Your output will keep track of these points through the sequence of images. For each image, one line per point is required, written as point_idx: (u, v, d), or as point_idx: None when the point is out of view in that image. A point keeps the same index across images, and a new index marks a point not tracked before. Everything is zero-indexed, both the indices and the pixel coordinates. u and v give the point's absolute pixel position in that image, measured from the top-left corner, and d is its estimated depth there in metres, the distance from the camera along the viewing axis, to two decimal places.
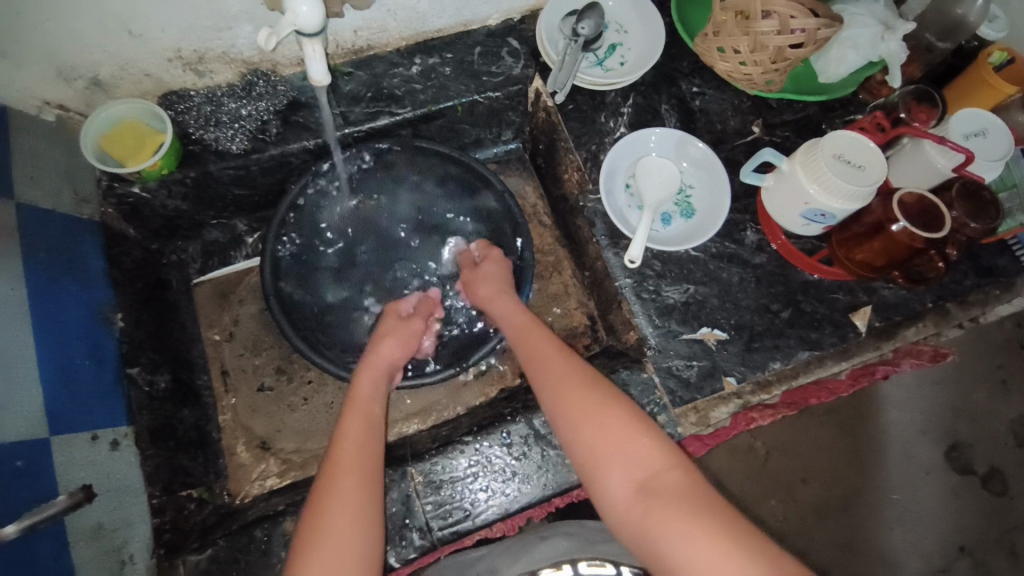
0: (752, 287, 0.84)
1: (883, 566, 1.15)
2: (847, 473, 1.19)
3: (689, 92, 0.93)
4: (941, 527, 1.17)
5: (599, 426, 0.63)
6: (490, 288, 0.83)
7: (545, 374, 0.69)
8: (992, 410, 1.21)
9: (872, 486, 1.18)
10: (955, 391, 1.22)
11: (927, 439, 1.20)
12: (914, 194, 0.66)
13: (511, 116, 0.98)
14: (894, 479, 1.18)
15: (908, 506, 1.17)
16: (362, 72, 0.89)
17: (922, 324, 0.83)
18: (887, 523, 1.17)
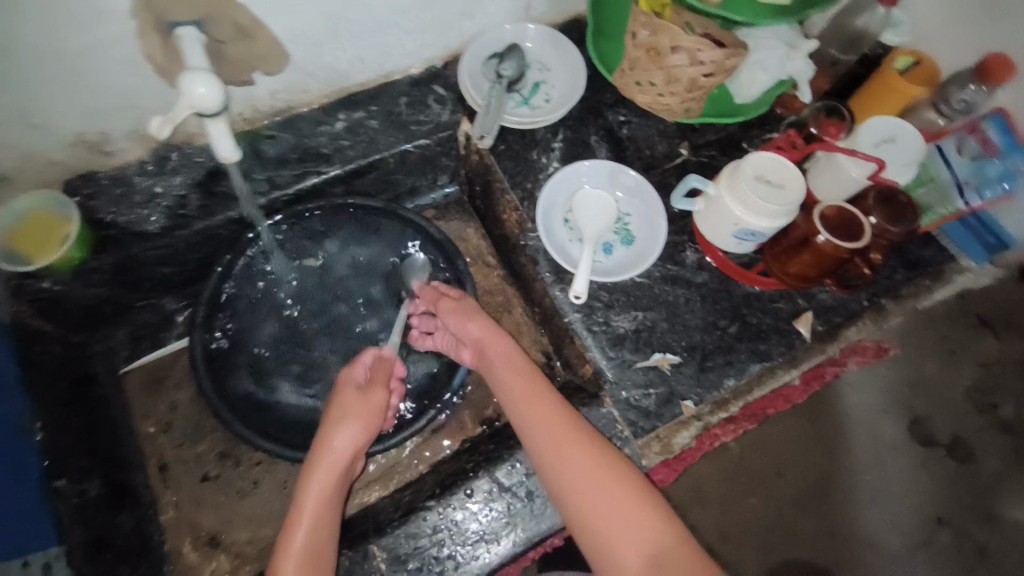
0: (699, 306, 0.86)
1: (865, 547, 1.12)
2: (817, 459, 1.15)
3: (616, 122, 0.95)
4: (913, 497, 1.13)
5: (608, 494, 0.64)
6: (479, 328, 0.79)
7: (551, 429, 0.69)
8: (946, 377, 1.16)
9: (841, 467, 1.15)
10: (909, 362, 1.17)
11: (889, 415, 1.16)
12: (834, 207, 0.69)
13: (444, 162, 0.98)
14: (863, 458, 1.15)
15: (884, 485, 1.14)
16: (286, 134, 0.85)
17: (863, 322, 0.86)
18: (861, 502, 1.14)
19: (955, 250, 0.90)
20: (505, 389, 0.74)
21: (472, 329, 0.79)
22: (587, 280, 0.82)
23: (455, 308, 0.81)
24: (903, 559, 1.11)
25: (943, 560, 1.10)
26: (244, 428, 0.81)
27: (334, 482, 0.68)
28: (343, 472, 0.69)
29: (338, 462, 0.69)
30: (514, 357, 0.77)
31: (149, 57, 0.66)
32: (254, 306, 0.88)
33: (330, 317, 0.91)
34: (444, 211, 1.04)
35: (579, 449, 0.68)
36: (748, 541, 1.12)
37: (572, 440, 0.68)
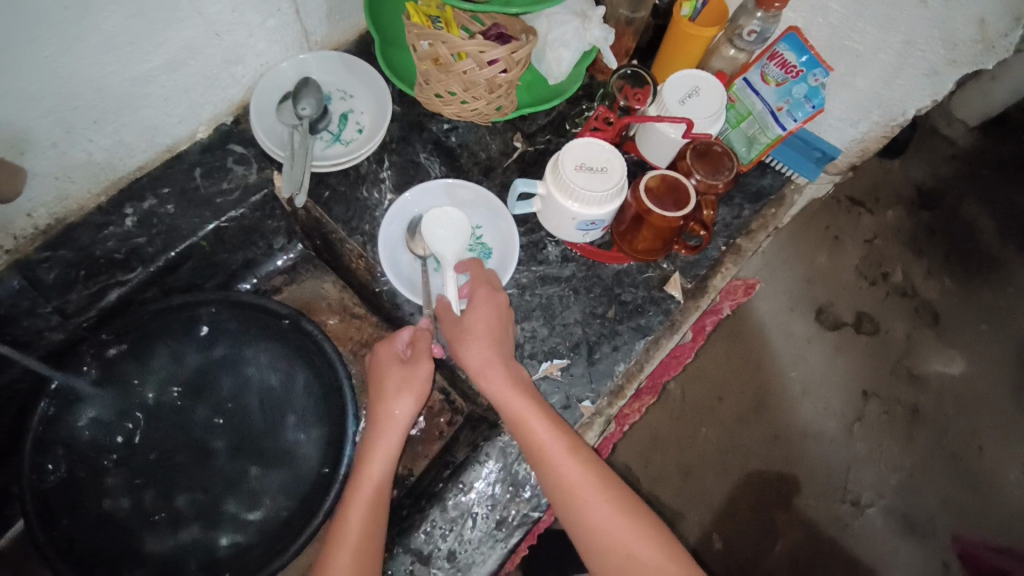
0: (573, 299, 0.83)
1: (809, 440, 1.25)
2: (750, 375, 1.27)
3: (442, 131, 0.90)
4: (839, 382, 1.28)
5: (603, 512, 0.64)
6: (472, 346, 0.70)
7: (547, 446, 0.66)
8: (835, 265, 1.33)
9: (772, 377, 1.27)
10: (802, 260, 1.33)
11: (798, 312, 1.30)
12: (656, 177, 0.67)
13: (272, 224, 0.88)
14: (788, 359, 1.28)
15: (808, 378, 1.28)
16: (64, 250, 0.74)
17: (726, 267, 0.87)
18: (796, 401, 1.27)
19: (788, 171, 0.93)
20: (517, 412, 0.67)
21: (468, 327, 0.71)
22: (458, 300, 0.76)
23: (480, 297, 0.73)
24: (845, 440, 1.26)
25: (879, 428, 1.26)
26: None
27: (373, 506, 0.66)
28: (378, 499, 0.67)
29: (372, 485, 0.67)
30: (495, 351, 0.71)
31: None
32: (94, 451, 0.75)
33: (190, 433, 0.79)
34: (294, 272, 0.94)
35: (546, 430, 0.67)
36: (707, 467, 1.22)
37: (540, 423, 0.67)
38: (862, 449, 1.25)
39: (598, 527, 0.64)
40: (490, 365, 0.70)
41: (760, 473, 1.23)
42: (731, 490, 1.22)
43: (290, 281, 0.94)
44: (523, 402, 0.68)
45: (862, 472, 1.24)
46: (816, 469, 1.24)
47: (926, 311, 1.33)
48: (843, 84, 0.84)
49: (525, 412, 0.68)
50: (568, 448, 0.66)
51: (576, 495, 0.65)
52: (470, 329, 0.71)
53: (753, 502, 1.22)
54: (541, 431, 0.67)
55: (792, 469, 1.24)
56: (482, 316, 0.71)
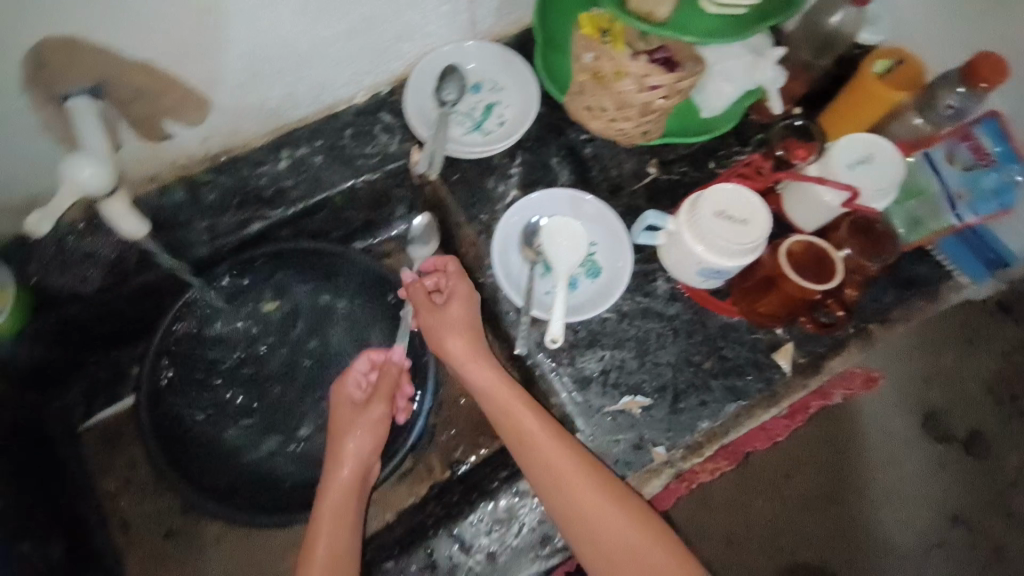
0: (671, 340, 0.80)
1: (874, 544, 1.15)
2: (830, 461, 1.17)
3: (579, 140, 0.90)
4: (930, 495, 1.15)
5: (581, 493, 0.67)
6: (452, 339, 0.77)
7: (574, 487, 0.67)
8: (961, 369, 1.18)
9: (854, 470, 1.17)
10: (925, 359, 1.18)
11: (901, 412, 1.18)
12: (801, 244, 0.62)
13: (400, 193, 0.92)
14: (878, 459, 1.17)
15: (892, 484, 1.16)
16: (224, 177, 0.81)
17: (848, 351, 0.80)
18: (874, 505, 1.16)
19: (950, 266, 0.84)
20: (501, 402, 0.74)
21: (454, 318, 0.78)
22: (563, 323, 0.76)
23: (461, 298, 0.79)
24: (918, 558, 1.13)
25: (958, 559, 1.13)
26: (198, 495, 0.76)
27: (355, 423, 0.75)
28: (392, 383, 0.77)
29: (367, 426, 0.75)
30: (473, 346, 0.77)
31: (47, 128, 0.63)
32: (207, 355, 0.84)
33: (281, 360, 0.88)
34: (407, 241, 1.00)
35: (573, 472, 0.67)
36: (754, 540, 1.14)
37: (565, 463, 0.68)
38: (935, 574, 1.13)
39: (576, 504, 0.67)
40: (473, 361, 0.76)
41: (807, 561, 1.14)
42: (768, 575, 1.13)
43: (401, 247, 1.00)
44: (507, 393, 0.73)
45: None
46: None
47: None
48: None
49: (508, 400, 0.73)
50: (546, 433, 0.70)
51: (558, 479, 0.68)
52: (450, 321, 0.78)
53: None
54: (520, 415, 0.72)
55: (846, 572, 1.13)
56: (460, 308, 0.78)
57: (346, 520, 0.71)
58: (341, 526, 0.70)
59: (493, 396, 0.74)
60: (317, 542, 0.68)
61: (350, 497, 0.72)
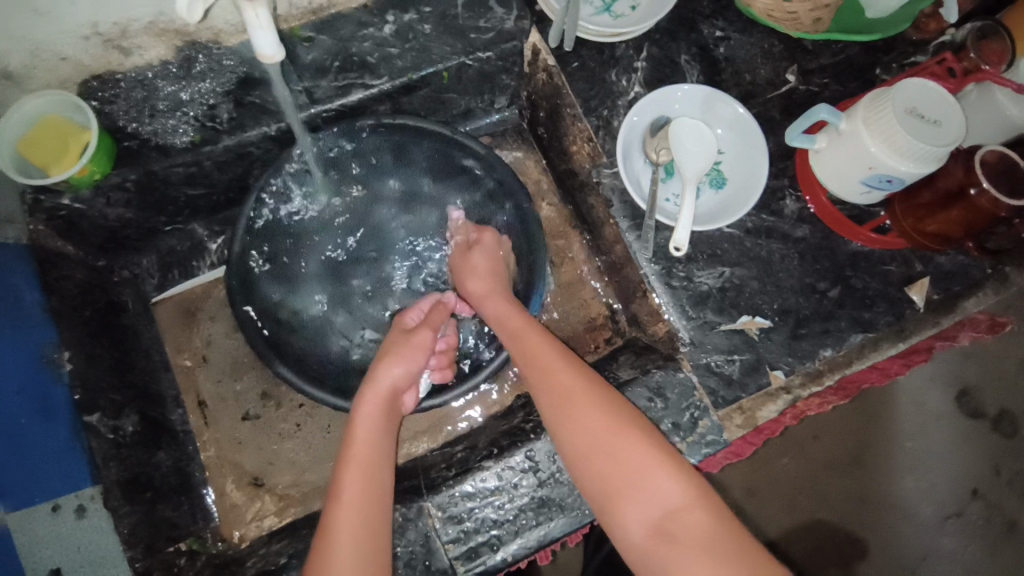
0: (796, 263, 0.74)
1: (896, 516, 1.13)
2: (856, 426, 1.15)
3: (712, 38, 0.80)
4: (953, 470, 1.13)
5: (592, 415, 0.60)
6: (478, 286, 0.73)
7: (601, 430, 0.59)
8: (1000, 350, 1.16)
9: (882, 437, 1.14)
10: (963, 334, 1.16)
11: (935, 385, 1.15)
12: (995, 153, 0.57)
13: (505, 80, 0.85)
14: (907, 428, 1.14)
15: (920, 453, 1.14)
16: (325, 36, 0.74)
17: (983, 292, 0.74)
18: (898, 471, 1.14)
19: None
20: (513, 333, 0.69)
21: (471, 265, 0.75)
22: (689, 230, 0.70)
23: (483, 248, 0.76)
24: (933, 528, 1.12)
25: (973, 532, 1.12)
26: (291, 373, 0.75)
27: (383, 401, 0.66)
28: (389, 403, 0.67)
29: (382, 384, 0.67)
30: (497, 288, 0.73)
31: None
32: (291, 234, 0.79)
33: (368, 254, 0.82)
34: (501, 138, 0.93)
35: (590, 410, 0.60)
36: (776, 498, 1.13)
37: (589, 398, 0.61)
38: (946, 545, 1.11)
39: (589, 435, 0.59)
40: (492, 295, 0.72)
41: (829, 525, 1.12)
42: (786, 532, 1.13)
43: (497, 145, 0.93)
44: (518, 327, 0.69)
45: (934, 567, 1.11)
46: (891, 547, 1.12)
47: None
48: None
49: (520, 331, 0.69)
50: (561, 360, 0.64)
51: (565, 398, 0.61)
52: (474, 270, 0.74)
53: (811, 549, 1.12)
54: (538, 342, 0.67)
55: (865, 536, 1.12)
56: (481, 257, 0.75)
57: (374, 483, 0.60)
58: (372, 483, 0.60)
59: (515, 332, 0.69)
60: (343, 490, 0.59)
61: (384, 443, 0.64)
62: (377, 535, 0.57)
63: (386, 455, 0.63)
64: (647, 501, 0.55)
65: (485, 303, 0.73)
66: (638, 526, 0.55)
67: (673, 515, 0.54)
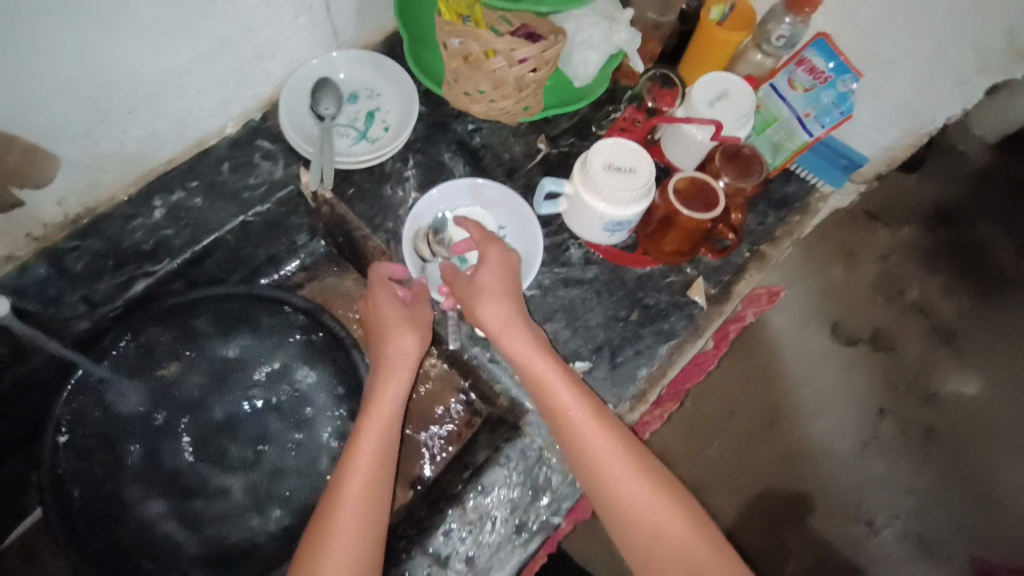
0: (595, 301, 0.83)
1: (823, 460, 1.11)
2: (757, 389, 1.13)
3: (466, 132, 0.90)
4: (854, 396, 1.13)
5: (602, 442, 0.65)
6: (490, 296, 0.71)
7: (591, 436, 0.65)
8: (853, 277, 1.13)
9: (783, 391, 1.13)
10: (817, 275, 1.14)
11: (809, 327, 1.14)
12: (684, 180, 0.69)
13: (296, 220, 0.89)
14: (800, 374, 1.13)
15: (820, 394, 1.13)
16: (92, 240, 0.74)
17: (749, 273, 0.86)
18: (807, 417, 1.12)
19: (815, 180, 0.91)
20: (537, 375, 0.68)
21: (484, 287, 0.72)
22: None
23: (486, 240, 0.74)
24: (858, 459, 1.10)
25: (894, 449, 1.11)
26: None
27: (383, 433, 0.67)
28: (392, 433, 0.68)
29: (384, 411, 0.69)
30: (514, 315, 0.71)
31: None
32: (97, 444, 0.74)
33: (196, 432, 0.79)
34: (316, 269, 0.95)
35: (587, 419, 0.66)
36: (716, 486, 1.09)
37: (585, 405, 0.66)
38: (878, 471, 1.10)
39: (585, 441, 0.65)
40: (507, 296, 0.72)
41: (773, 490, 1.10)
42: (735, 518, 1.08)
43: (313, 276, 0.95)
44: (545, 364, 0.68)
45: (878, 494, 1.09)
46: (833, 494, 1.09)
47: (943, 330, 1.13)
48: (870, 92, 0.81)
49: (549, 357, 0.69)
50: (559, 369, 0.68)
51: (564, 412, 0.67)
52: (481, 279, 0.72)
53: (766, 521, 1.09)
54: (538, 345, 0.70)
55: (806, 491, 1.10)
56: (491, 277, 0.72)
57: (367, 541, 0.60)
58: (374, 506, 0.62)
59: (502, 333, 0.70)
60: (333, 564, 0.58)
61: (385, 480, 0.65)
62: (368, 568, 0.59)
63: (379, 501, 0.63)
64: (634, 489, 0.63)
65: (490, 298, 0.71)
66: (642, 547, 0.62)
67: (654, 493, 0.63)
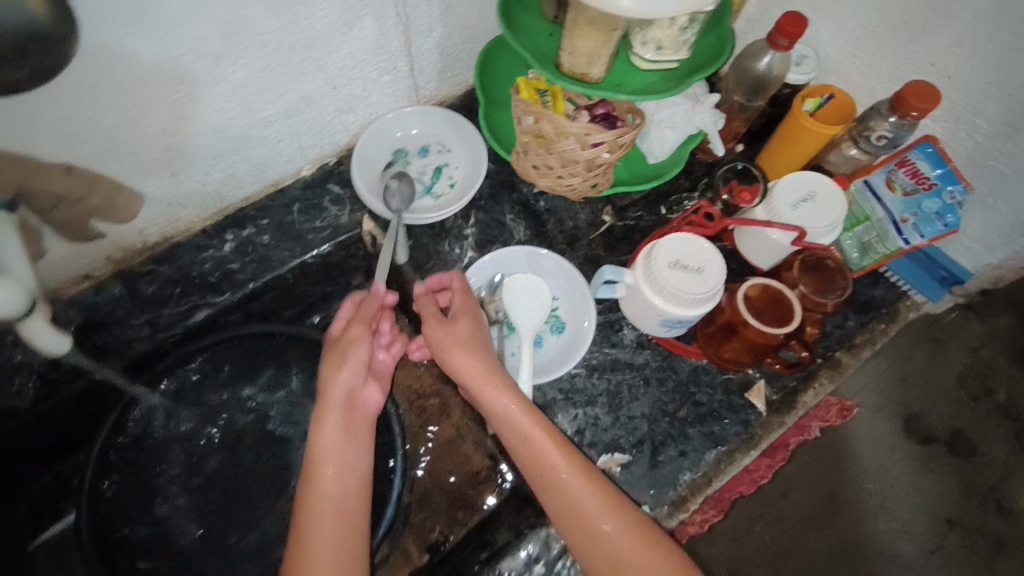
0: (643, 390, 0.78)
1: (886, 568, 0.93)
2: (819, 472, 0.97)
3: (532, 195, 0.89)
4: (929, 497, 0.94)
5: (593, 503, 0.61)
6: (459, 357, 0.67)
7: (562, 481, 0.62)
8: (942, 361, 0.97)
9: (844, 480, 0.96)
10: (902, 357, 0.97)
11: (886, 416, 0.97)
12: (758, 287, 0.63)
13: (355, 262, 0.91)
14: (869, 467, 0.96)
15: (889, 489, 0.95)
16: (166, 267, 0.78)
17: (819, 384, 0.79)
18: (871, 515, 0.95)
19: (905, 286, 0.84)
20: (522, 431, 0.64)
21: (460, 348, 0.68)
22: (530, 386, 0.74)
23: (459, 293, 0.73)
24: None
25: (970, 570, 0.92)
26: None
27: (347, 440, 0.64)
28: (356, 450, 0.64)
29: (337, 424, 0.64)
30: (491, 372, 0.66)
31: None
32: (138, 466, 0.77)
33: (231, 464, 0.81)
34: None
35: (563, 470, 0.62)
36: None
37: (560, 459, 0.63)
38: None
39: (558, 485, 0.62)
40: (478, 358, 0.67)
41: None
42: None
43: None
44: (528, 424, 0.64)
45: None
46: None
47: None
48: (983, 207, 0.73)
49: (520, 415, 0.65)
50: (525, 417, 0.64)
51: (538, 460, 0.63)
52: (450, 339, 0.69)
53: None
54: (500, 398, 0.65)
55: None
56: (467, 321, 0.70)
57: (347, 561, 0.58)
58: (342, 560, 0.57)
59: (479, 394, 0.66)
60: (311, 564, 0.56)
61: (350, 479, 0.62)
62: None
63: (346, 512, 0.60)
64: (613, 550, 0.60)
65: (458, 355, 0.67)
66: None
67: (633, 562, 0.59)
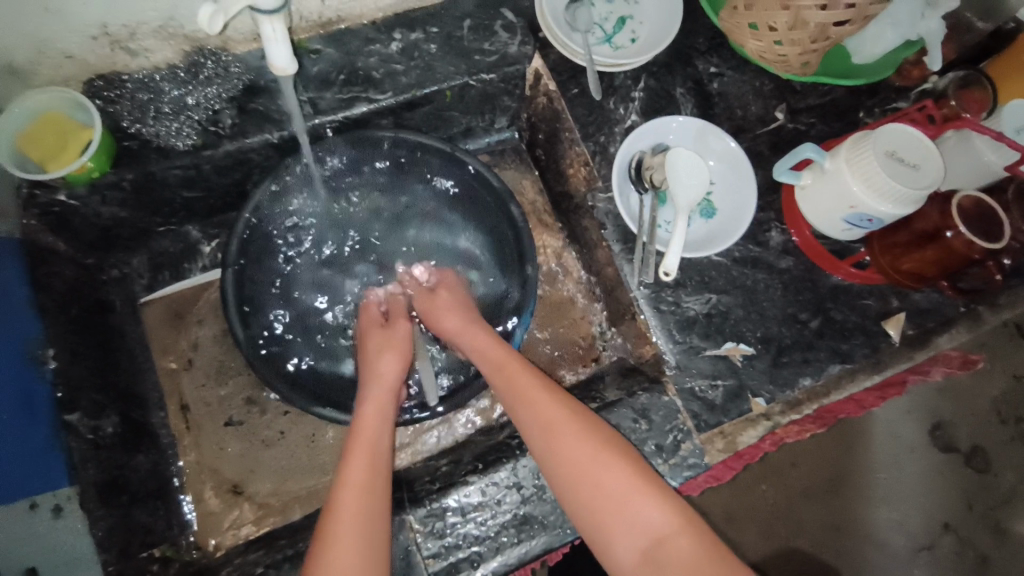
0: (779, 293, 0.76)
1: (870, 548, 1.02)
2: (833, 456, 1.04)
3: (706, 73, 0.82)
4: (926, 501, 1.02)
5: (611, 476, 0.59)
6: (450, 319, 0.76)
7: (581, 449, 0.60)
8: (980, 384, 1.03)
9: (856, 469, 1.04)
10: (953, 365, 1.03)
11: (912, 417, 1.04)
12: (971, 199, 0.65)
13: (506, 101, 0.87)
14: (881, 457, 1.04)
15: (894, 484, 1.03)
16: (332, 50, 0.75)
17: (955, 330, 0.76)
18: (873, 502, 1.03)
19: None
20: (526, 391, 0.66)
21: (457, 325, 0.75)
22: (678, 257, 0.72)
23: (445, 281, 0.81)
24: (905, 560, 1.01)
25: (945, 567, 1.01)
26: (289, 388, 0.75)
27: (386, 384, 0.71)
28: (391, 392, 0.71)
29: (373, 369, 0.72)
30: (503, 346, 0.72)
31: None
32: (271, 244, 0.79)
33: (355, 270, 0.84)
34: (500, 156, 0.96)
35: (576, 440, 0.61)
36: (745, 531, 1.02)
37: (576, 427, 0.62)
38: None
39: (573, 457, 0.60)
40: (474, 327, 0.74)
41: (802, 552, 1.02)
42: (762, 558, 1.02)
43: (497, 161, 0.96)
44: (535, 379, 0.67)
45: None
46: None
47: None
48: None
49: (510, 364, 0.69)
50: (546, 390, 0.66)
51: (550, 427, 0.63)
52: (443, 304, 0.78)
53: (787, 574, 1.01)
54: (519, 369, 0.68)
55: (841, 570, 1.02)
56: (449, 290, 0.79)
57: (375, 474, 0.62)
58: (368, 460, 0.62)
59: (496, 360, 0.70)
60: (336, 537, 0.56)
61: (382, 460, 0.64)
62: (375, 526, 0.58)
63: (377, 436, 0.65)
64: (634, 527, 0.57)
65: (468, 332, 0.74)
66: (629, 553, 0.56)
67: (662, 541, 0.55)
